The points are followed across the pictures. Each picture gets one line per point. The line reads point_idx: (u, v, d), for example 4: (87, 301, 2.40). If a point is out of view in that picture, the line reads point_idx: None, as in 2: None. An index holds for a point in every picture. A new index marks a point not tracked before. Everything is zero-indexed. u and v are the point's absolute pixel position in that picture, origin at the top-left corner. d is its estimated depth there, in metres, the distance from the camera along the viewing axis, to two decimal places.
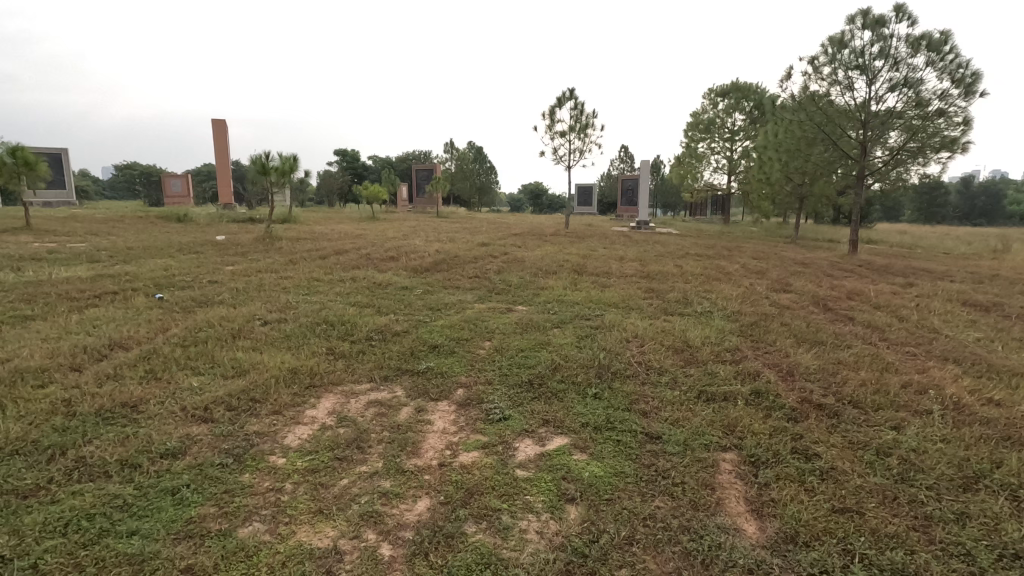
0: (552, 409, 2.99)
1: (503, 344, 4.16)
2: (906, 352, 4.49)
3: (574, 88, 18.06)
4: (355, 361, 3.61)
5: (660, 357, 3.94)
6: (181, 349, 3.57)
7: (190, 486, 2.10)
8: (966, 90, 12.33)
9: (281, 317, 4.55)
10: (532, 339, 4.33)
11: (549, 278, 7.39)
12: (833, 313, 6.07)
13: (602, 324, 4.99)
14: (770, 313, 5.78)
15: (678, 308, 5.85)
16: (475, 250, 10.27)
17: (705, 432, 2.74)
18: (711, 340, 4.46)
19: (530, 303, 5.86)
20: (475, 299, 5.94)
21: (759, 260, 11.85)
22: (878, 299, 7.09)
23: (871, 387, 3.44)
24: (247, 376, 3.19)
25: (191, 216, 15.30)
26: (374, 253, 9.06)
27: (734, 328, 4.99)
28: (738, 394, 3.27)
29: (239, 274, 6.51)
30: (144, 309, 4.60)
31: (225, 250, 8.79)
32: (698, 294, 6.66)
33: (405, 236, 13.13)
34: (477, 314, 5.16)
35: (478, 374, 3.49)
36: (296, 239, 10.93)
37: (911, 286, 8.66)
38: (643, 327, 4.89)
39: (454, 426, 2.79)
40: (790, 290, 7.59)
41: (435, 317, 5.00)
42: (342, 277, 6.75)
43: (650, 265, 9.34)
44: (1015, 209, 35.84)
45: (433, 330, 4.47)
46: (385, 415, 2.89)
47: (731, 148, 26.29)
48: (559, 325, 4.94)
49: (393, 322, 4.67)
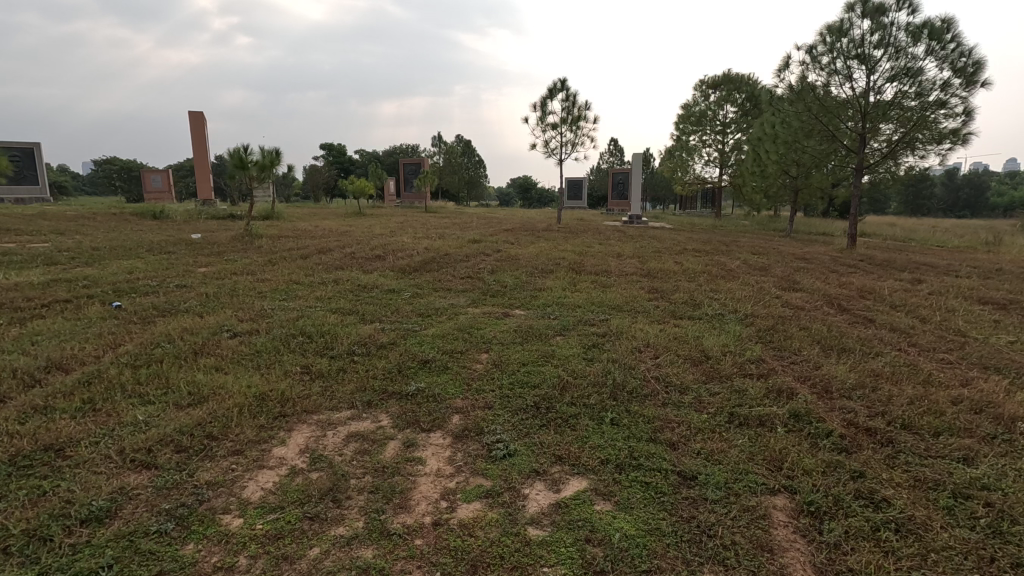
0: (564, 442, 2.55)
1: (503, 357, 3.71)
2: (942, 360, 4.11)
3: (565, 79, 17.56)
4: (333, 382, 3.14)
5: (679, 370, 3.53)
6: (132, 370, 3.08)
7: (115, 567, 1.64)
8: (968, 80, 12.04)
9: (251, 327, 4.06)
10: (534, 351, 3.89)
11: (545, 278, 6.96)
12: (851, 314, 5.68)
13: (608, 330, 4.56)
14: (785, 316, 5.39)
15: (687, 311, 5.43)
16: (466, 247, 9.78)
17: (749, 471, 2.32)
18: (730, 349, 4.05)
19: (528, 306, 5.43)
20: (468, 302, 5.48)
21: (759, 256, 11.51)
22: (891, 298, 6.75)
23: (921, 406, 3.04)
24: (205, 404, 2.72)
25: (168, 213, 14.65)
26: (359, 252, 8.58)
27: (751, 335, 4.58)
28: (776, 418, 2.86)
29: (212, 278, 5.99)
30: (97, 320, 4.10)
31: (200, 250, 8.23)
32: (706, 295, 6.26)
33: (392, 232, 12.59)
34: (472, 321, 4.72)
35: (476, 397, 3.04)
36: (277, 236, 10.39)
37: (920, 282, 8.34)
38: (654, 333, 4.48)
39: (450, 468, 2.34)
40: (798, 288, 7.22)
41: (426, 325, 4.53)
42: (324, 278, 6.26)
43: (649, 263, 8.93)
44: (1000, 201, 36.10)
45: (423, 341, 4.00)
46: (369, 454, 2.43)
47: (722, 140, 25.97)
48: (562, 332, 4.51)
49: (379, 332, 4.20)
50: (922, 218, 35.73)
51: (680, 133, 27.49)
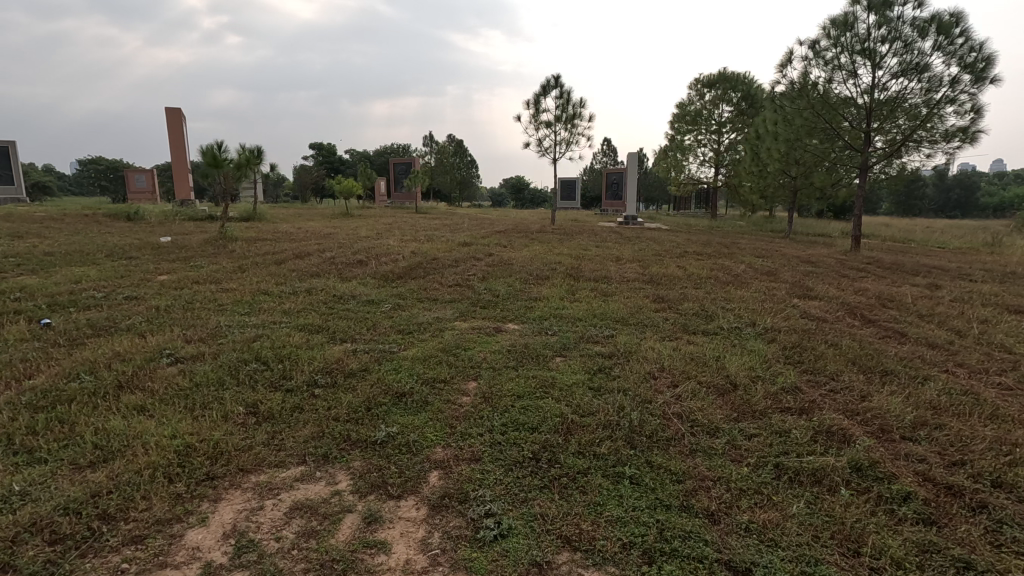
0: (572, 516, 1.97)
1: (493, 389, 3.12)
2: (999, 385, 3.57)
3: (559, 77, 16.99)
4: (284, 427, 2.54)
5: (706, 405, 2.96)
6: (28, 415, 2.46)
7: None
8: (977, 76, 11.60)
9: (197, 350, 3.45)
10: (531, 379, 3.30)
11: (540, 286, 6.38)
12: (878, 326, 5.15)
13: (615, 350, 3.98)
14: (809, 330, 4.84)
15: (699, 325, 4.87)
16: (455, 250, 9.21)
17: (819, 561, 1.75)
18: (756, 374, 3.49)
19: (523, 319, 4.85)
20: (455, 316, 4.89)
21: (762, 258, 11.05)
22: (914, 307, 6.24)
23: (1005, 454, 2.49)
24: (111, 463, 2.11)
25: (143, 213, 13.97)
26: (339, 257, 7.97)
27: (777, 354, 4.02)
28: (834, 473, 2.29)
29: (169, 288, 5.37)
30: (14, 342, 3.47)
31: (166, 254, 7.60)
32: (717, 305, 5.72)
33: (378, 235, 11.94)
34: (459, 339, 4.12)
35: (460, 446, 2.46)
36: (255, 239, 9.77)
37: (937, 289, 7.84)
38: (668, 353, 3.90)
39: (423, 559, 1.75)
40: (813, 295, 6.71)
41: (406, 345, 3.93)
42: (296, 287, 5.66)
43: (650, 267, 8.40)
44: (988, 202, 36.16)
45: (401, 366, 3.40)
46: (315, 538, 1.83)
47: (718, 140, 25.51)
48: (562, 353, 3.93)
49: (349, 355, 3.60)
50: (914, 218, 35.66)
51: (674, 131, 27.01)
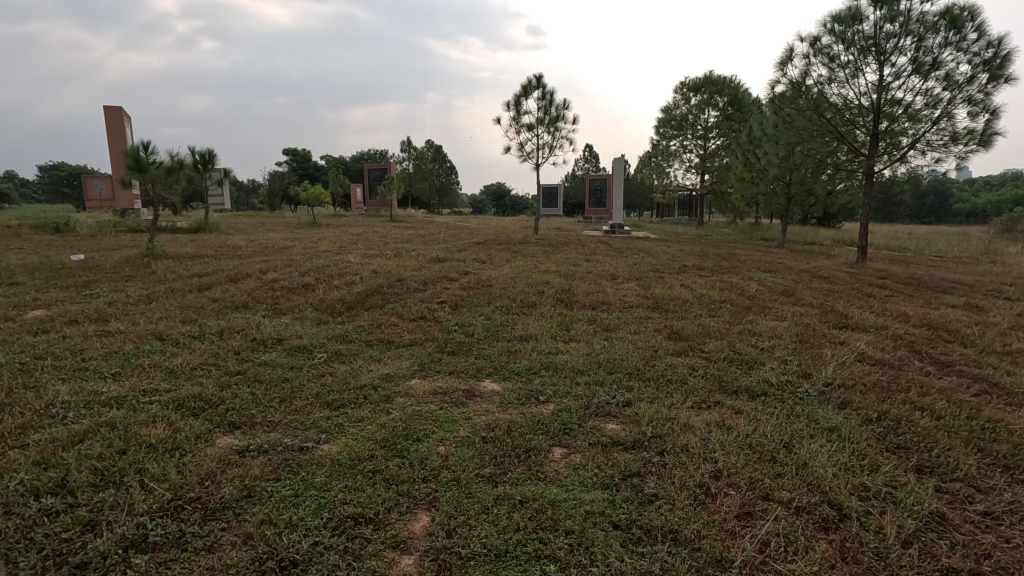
0: None
1: (456, 541, 1.83)
2: None
3: (541, 76, 15.80)
4: None
5: (819, 573, 1.73)
6: None
7: None
8: (994, 74, 10.69)
9: None
10: (523, 514, 1.99)
11: (524, 317, 5.13)
12: (960, 374, 4.00)
13: (641, 433, 2.72)
14: (881, 383, 3.66)
15: (741, 379, 3.65)
16: (425, 268, 7.95)
17: None
18: (864, 485, 2.27)
19: (504, 376, 3.58)
20: (412, 371, 3.60)
21: (769, 274, 9.90)
22: (980, 340, 5.14)
23: None
24: None
25: (75, 224, 12.36)
26: (282, 279, 6.62)
27: (872, 436, 2.80)
28: None
29: (24, 332, 3.96)
30: None
31: (64, 278, 6.15)
32: (749, 344, 4.52)
33: (339, 249, 10.59)
34: (410, 417, 2.81)
35: None
36: (191, 256, 8.38)
37: (981, 311, 6.80)
38: (719, 439, 2.65)
39: None
40: (852, 325, 5.58)
41: (331, 435, 2.60)
42: (204, 327, 4.30)
43: (653, 288, 7.19)
44: (962, 207, 36.30)
45: (307, 490, 2.09)
46: None
47: (704, 145, 24.65)
48: (562, 441, 2.65)
49: (231, 461, 2.27)
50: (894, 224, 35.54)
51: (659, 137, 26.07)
